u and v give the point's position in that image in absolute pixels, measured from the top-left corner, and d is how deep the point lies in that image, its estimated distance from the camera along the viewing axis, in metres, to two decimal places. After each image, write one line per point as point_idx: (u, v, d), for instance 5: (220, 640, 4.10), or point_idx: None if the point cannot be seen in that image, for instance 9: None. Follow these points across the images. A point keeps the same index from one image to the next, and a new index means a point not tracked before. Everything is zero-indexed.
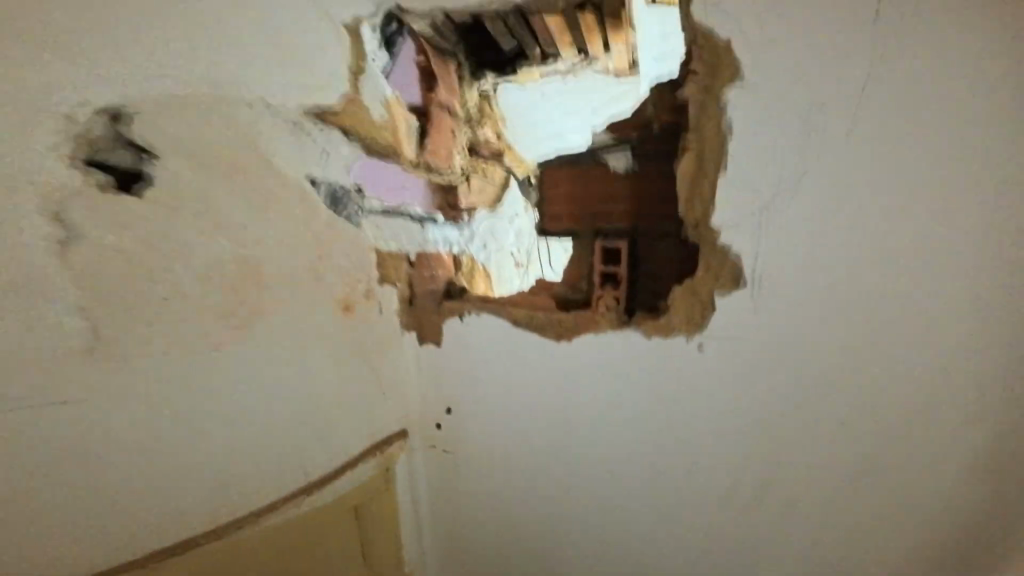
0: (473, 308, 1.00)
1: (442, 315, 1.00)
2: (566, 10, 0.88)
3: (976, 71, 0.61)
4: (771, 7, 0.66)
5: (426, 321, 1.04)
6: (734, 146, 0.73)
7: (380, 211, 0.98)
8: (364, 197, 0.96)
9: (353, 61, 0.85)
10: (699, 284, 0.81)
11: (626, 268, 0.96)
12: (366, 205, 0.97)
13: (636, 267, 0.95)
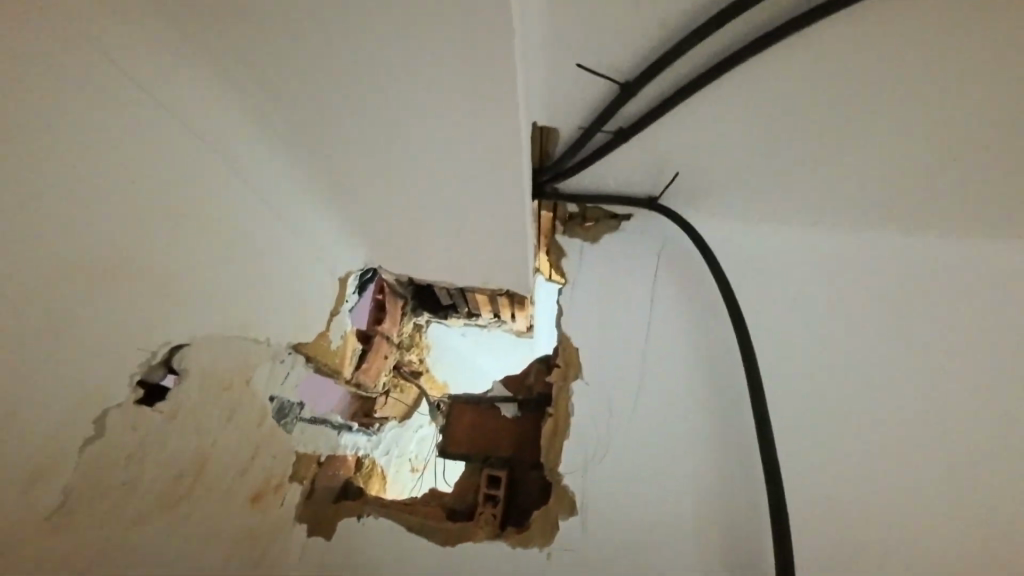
0: (370, 511, 1.05)
1: (335, 515, 1.06)
2: (489, 294, 1.42)
3: (685, 336, 1.25)
4: (585, 304, 1.32)
5: (322, 513, 1.06)
6: (574, 424, 1.16)
7: (308, 420, 1.10)
8: (302, 410, 1.04)
9: (336, 304, 1.13)
10: (563, 504, 1.09)
11: (505, 487, 1.16)
12: (299, 416, 1.04)
13: (515, 494, 1.16)
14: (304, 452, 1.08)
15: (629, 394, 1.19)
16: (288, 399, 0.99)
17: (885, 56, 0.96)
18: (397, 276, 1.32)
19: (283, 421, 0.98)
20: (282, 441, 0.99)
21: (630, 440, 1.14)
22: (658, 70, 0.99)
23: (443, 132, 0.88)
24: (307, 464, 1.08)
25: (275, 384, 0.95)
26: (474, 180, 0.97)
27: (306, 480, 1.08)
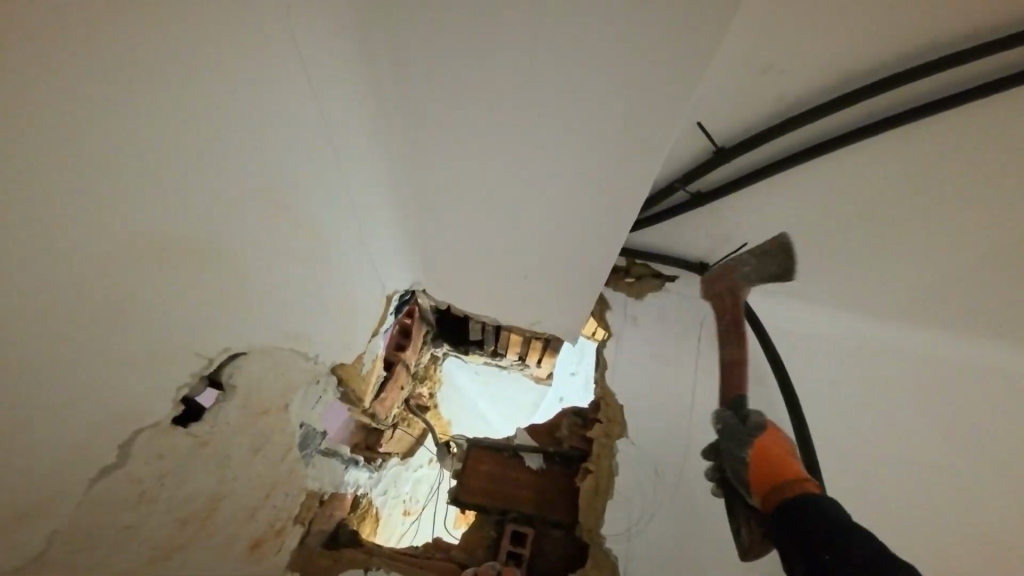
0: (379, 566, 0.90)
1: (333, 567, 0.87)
2: (525, 336, 1.32)
3: (731, 400, 1.22)
4: (632, 359, 1.27)
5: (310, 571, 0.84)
6: (615, 487, 1.10)
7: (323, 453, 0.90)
8: (323, 440, 0.88)
9: (376, 323, 1.01)
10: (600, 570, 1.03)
11: (529, 544, 1.10)
12: (321, 447, 0.87)
13: (536, 554, 1.10)
14: (310, 490, 0.86)
15: (680, 453, 1.15)
16: (313, 427, 0.82)
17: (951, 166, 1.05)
18: (436, 301, 1.20)
19: (303, 454, 0.80)
20: (299, 480, 0.81)
21: (683, 499, 1.11)
22: (757, 143, 1.03)
23: (559, 173, 0.86)
24: (311, 503, 0.87)
25: (306, 410, 0.79)
26: (570, 222, 0.94)
27: (304, 522, 0.85)
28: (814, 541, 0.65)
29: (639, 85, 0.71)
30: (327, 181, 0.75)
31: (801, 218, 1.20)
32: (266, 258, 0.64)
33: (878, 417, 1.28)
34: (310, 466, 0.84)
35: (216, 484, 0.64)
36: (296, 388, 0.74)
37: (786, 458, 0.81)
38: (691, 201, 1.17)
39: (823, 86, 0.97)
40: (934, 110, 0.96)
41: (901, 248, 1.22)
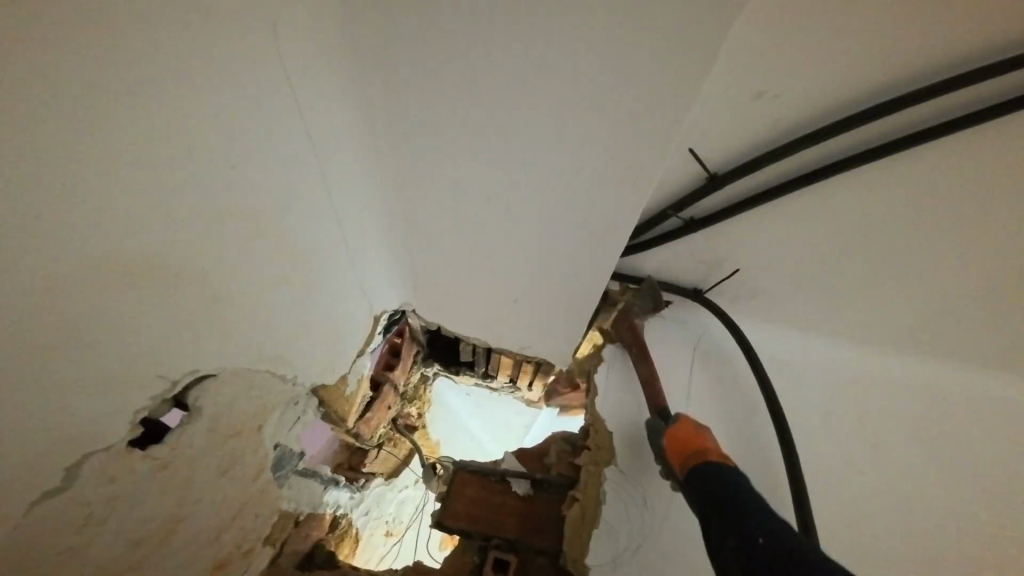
0: None
1: None
2: (515, 359, 1.30)
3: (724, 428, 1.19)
4: (624, 385, 1.25)
5: None
6: (603, 517, 1.07)
7: (300, 473, 0.89)
8: (301, 460, 0.86)
9: (362, 342, 1.00)
10: None
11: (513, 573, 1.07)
12: (297, 467, 0.85)
13: None
14: (284, 511, 0.84)
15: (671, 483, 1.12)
16: (290, 447, 0.80)
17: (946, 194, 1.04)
18: (426, 322, 1.19)
19: (277, 474, 0.79)
20: (271, 501, 0.79)
21: (674, 531, 1.07)
22: (749, 170, 1.04)
23: (551, 198, 0.86)
24: (284, 524, 0.85)
25: (282, 428, 0.77)
26: (562, 245, 0.94)
27: (275, 544, 0.84)
28: (731, 526, 0.70)
29: (632, 111, 0.72)
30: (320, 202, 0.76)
31: (794, 245, 1.19)
32: (257, 278, 0.64)
33: (872, 448, 1.25)
34: (284, 486, 0.82)
35: (184, 503, 0.61)
36: (274, 407, 0.73)
37: (696, 436, 0.93)
38: (685, 226, 1.17)
39: (814, 113, 0.98)
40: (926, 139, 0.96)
41: (896, 276, 1.20)
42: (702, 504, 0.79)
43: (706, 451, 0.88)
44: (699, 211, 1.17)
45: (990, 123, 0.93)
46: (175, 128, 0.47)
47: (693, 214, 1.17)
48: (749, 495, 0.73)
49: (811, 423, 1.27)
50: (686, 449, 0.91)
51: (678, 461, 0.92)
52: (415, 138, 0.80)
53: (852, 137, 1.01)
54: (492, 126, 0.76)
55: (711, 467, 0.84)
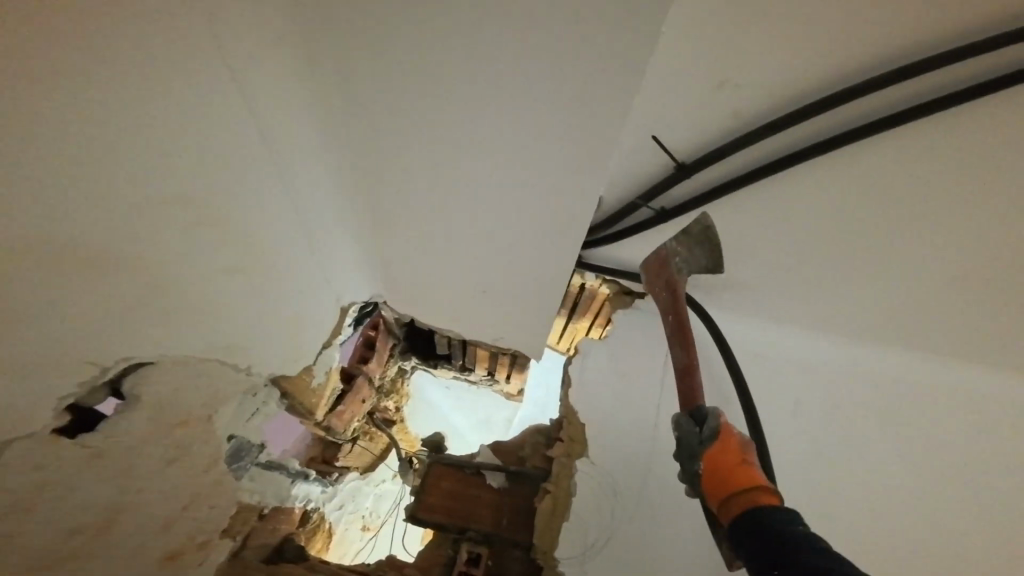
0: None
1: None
2: (491, 351, 1.30)
3: None
4: (599, 378, 1.24)
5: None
6: (572, 508, 1.07)
7: (264, 466, 0.88)
8: (263, 451, 0.85)
9: (330, 333, 0.99)
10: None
11: (486, 565, 1.07)
12: (259, 458, 0.85)
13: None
14: (246, 503, 0.84)
15: (644, 474, 1.12)
16: (248, 439, 0.80)
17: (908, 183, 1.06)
18: (398, 313, 1.19)
19: (234, 465, 0.78)
20: (229, 494, 0.79)
21: (646, 521, 1.07)
22: (718, 158, 1.05)
23: (513, 187, 0.85)
24: (247, 516, 0.84)
25: (239, 421, 0.77)
26: (530, 236, 0.93)
27: (239, 537, 0.83)
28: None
29: (589, 97, 0.70)
30: (277, 189, 0.75)
31: (765, 235, 1.20)
32: (205, 266, 0.63)
33: (838, 434, 1.27)
34: (244, 478, 0.82)
35: (128, 493, 0.60)
36: (229, 396, 0.73)
37: (742, 467, 0.79)
38: (657, 216, 1.17)
39: (779, 101, 0.99)
40: (887, 126, 0.97)
41: (864, 264, 1.21)
42: (763, 560, 0.65)
43: (757, 489, 0.75)
44: (669, 201, 1.17)
45: (949, 109, 0.95)
46: (105, 109, 0.46)
47: (663, 205, 1.18)
48: (837, 559, 0.60)
49: (783, 411, 1.28)
50: (730, 484, 0.77)
51: (717, 497, 0.78)
52: (374, 126, 0.79)
53: (817, 124, 1.02)
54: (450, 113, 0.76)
55: (769, 512, 0.70)
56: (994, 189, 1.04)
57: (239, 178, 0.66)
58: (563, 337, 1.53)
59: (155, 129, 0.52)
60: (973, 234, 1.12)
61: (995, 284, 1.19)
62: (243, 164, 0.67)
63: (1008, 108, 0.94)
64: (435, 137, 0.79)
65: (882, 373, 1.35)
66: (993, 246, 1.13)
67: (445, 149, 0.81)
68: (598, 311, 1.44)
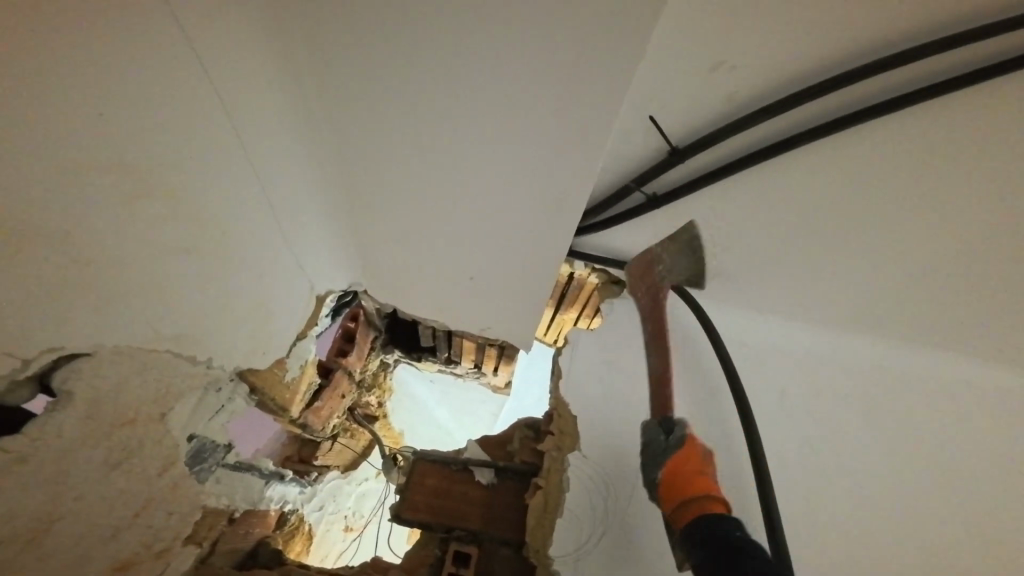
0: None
1: None
2: (478, 343, 1.25)
3: (686, 410, 1.17)
4: (590, 369, 1.21)
5: None
6: (565, 504, 1.03)
7: (232, 467, 0.81)
8: (229, 452, 0.79)
9: (304, 324, 0.92)
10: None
11: (475, 565, 1.02)
12: (225, 459, 0.78)
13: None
14: (214, 507, 0.77)
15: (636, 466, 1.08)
16: (211, 439, 0.73)
17: (896, 169, 1.05)
18: (380, 304, 1.12)
19: (195, 467, 0.71)
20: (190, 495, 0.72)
21: (639, 515, 1.04)
22: (712, 142, 1.01)
23: (500, 167, 0.79)
24: (213, 522, 0.78)
25: (199, 418, 0.70)
26: (517, 221, 0.87)
27: (206, 543, 0.76)
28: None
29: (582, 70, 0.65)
30: (239, 168, 0.68)
31: (755, 222, 1.17)
32: (153, 248, 0.56)
33: (824, 423, 1.27)
34: (208, 481, 0.75)
35: (66, 503, 0.53)
36: (186, 391, 0.66)
37: (698, 479, 0.84)
38: (648, 203, 1.13)
39: (773, 83, 0.96)
40: (880, 112, 0.96)
41: (851, 253, 1.20)
42: (710, 565, 0.69)
43: (708, 499, 0.79)
44: (660, 187, 1.13)
45: (938, 97, 0.94)
46: (16, 54, 0.38)
47: (653, 191, 1.14)
48: (772, 572, 0.63)
49: (771, 401, 1.27)
50: (685, 491, 0.82)
51: (671, 502, 0.83)
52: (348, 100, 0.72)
53: (813, 108, 0.99)
54: (432, 87, 0.69)
55: (719, 521, 0.74)
56: (978, 178, 1.04)
57: (191, 153, 0.58)
58: (550, 329, 1.50)
59: (78, 89, 0.44)
60: (957, 223, 1.12)
61: (981, 274, 1.19)
62: (197, 138, 0.59)
63: (994, 96, 0.94)
64: (414, 112, 0.72)
65: (867, 362, 1.35)
66: (976, 236, 1.13)
67: (426, 126, 0.74)
68: (586, 302, 1.40)
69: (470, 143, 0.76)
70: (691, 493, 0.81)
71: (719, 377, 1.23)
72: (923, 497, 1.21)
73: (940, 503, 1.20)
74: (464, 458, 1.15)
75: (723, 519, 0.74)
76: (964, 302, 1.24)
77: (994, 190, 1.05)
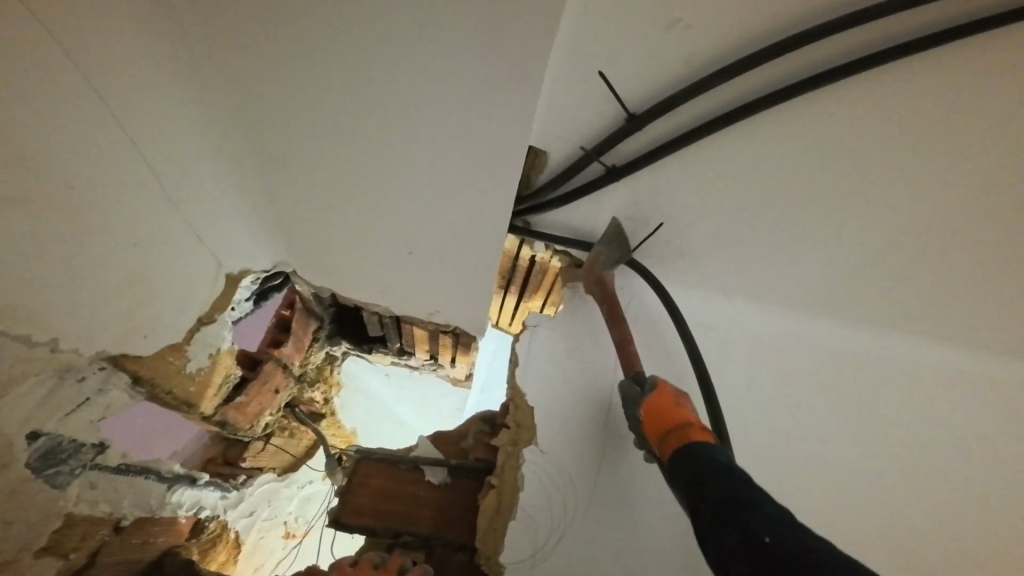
0: None
1: None
2: (429, 331, 1.14)
3: None
4: (551, 355, 1.10)
5: None
6: (520, 504, 0.93)
7: (113, 471, 0.74)
8: (103, 453, 0.72)
9: (212, 308, 0.81)
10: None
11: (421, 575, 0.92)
12: (97, 463, 0.71)
13: None
14: (85, 515, 0.71)
15: (597, 460, 1.00)
16: (70, 438, 0.66)
17: (864, 137, 0.98)
18: (316, 287, 1.00)
19: (48, 470, 0.64)
20: (37, 496, 0.64)
21: (602, 513, 0.95)
22: (670, 107, 0.92)
23: (423, 124, 0.69)
24: (84, 531, 0.71)
25: (49, 414, 0.63)
26: (451, 188, 0.77)
27: (77, 556, 0.70)
28: (727, 519, 0.60)
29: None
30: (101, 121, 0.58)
31: (722, 198, 1.10)
32: None
33: (796, 408, 1.20)
34: (72, 486, 0.68)
35: None
36: (21, 381, 0.58)
37: (676, 409, 0.82)
38: (608, 177, 1.04)
39: (735, 41, 0.87)
40: (845, 75, 0.89)
41: (821, 228, 1.13)
42: (696, 489, 0.67)
43: (688, 426, 0.78)
44: (620, 158, 1.04)
45: (903, 60, 0.88)
46: None
47: (612, 163, 1.05)
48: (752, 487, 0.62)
49: (743, 387, 1.20)
50: (668, 423, 0.80)
51: (656, 436, 0.81)
52: (235, 45, 0.61)
53: (779, 68, 0.91)
54: (331, 27, 0.59)
55: (700, 447, 0.73)
56: (942, 151, 0.99)
57: (15, 93, 0.48)
58: (514, 318, 1.42)
59: None
60: (921, 199, 1.07)
61: (944, 254, 1.15)
62: (24, 75, 0.48)
63: (967, 55, 0.87)
64: (310, 55, 0.62)
65: (839, 343, 1.30)
66: (940, 213, 1.09)
67: (328, 73, 0.64)
68: (551, 287, 1.30)
69: (383, 93, 0.66)
70: (672, 423, 0.79)
71: (683, 363, 1.16)
72: (887, 482, 1.17)
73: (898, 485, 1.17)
74: (414, 457, 1.04)
75: (703, 446, 0.73)
76: (935, 280, 1.19)
77: (957, 165, 1.01)
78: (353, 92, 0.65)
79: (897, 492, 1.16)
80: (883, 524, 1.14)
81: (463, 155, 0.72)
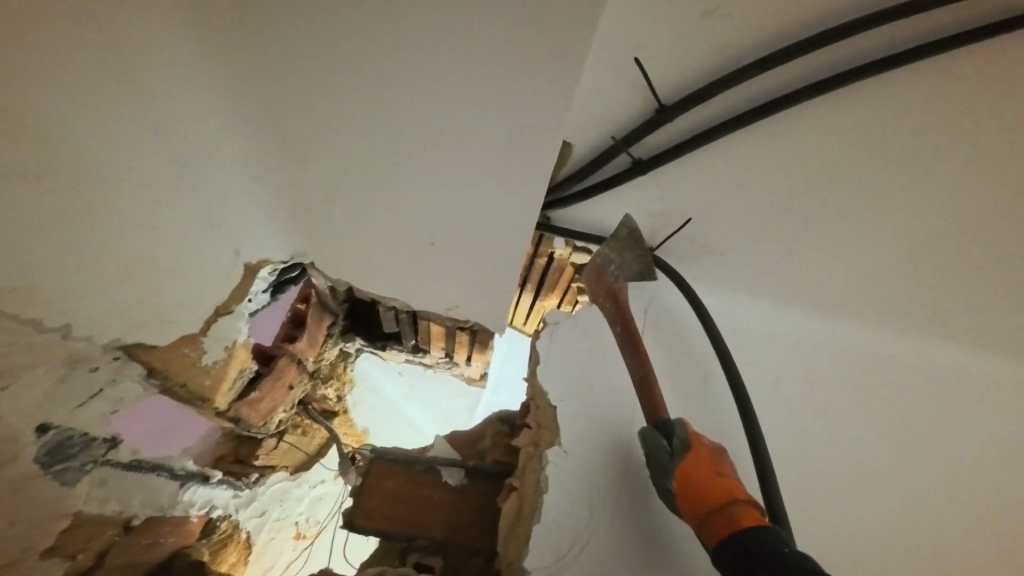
0: None
1: None
2: (446, 328, 1.11)
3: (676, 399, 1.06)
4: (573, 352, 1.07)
5: None
6: (543, 508, 0.89)
7: (124, 468, 0.72)
8: (113, 449, 0.70)
9: (228, 298, 0.77)
10: None
11: None
12: (106, 459, 0.70)
13: None
14: (93, 515, 0.70)
15: (621, 462, 0.96)
16: (80, 433, 0.65)
17: (904, 133, 0.94)
18: (333, 281, 0.97)
19: (55, 465, 0.63)
20: (46, 491, 0.63)
21: (628, 518, 0.91)
22: (703, 98, 0.89)
23: (451, 109, 0.66)
24: (90, 532, 0.70)
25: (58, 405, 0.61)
26: (479, 179, 0.74)
27: (83, 557, 0.69)
28: None
29: None
30: (116, 99, 0.55)
31: (753, 194, 1.06)
32: None
33: (819, 408, 1.16)
34: (81, 481, 0.67)
35: None
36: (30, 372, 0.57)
37: (719, 479, 0.72)
38: (633, 172, 1.01)
39: (774, 30, 0.84)
40: (886, 67, 0.85)
41: (854, 225, 1.09)
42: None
43: (734, 504, 0.68)
44: (646, 151, 1.00)
45: (951, 51, 0.84)
46: None
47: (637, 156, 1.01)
48: None
49: (767, 388, 1.16)
50: (710, 500, 0.70)
51: (695, 514, 0.70)
52: (260, 23, 0.58)
53: (818, 59, 0.88)
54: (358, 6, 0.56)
55: (760, 533, 0.64)
56: (988, 147, 0.95)
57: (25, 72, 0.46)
58: (530, 316, 1.38)
59: None
60: (963, 196, 1.02)
61: (986, 254, 1.10)
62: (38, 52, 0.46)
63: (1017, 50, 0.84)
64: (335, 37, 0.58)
65: (869, 343, 1.25)
66: (984, 211, 1.04)
67: (354, 57, 0.60)
68: (569, 286, 1.27)
69: (409, 77, 0.62)
70: (718, 501, 0.69)
71: (708, 363, 1.12)
72: (910, 484, 1.13)
73: (919, 486, 1.14)
74: (429, 459, 1.01)
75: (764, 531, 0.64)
76: (973, 281, 1.14)
77: (1003, 161, 0.96)
78: (380, 77, 0.62)
79: (921, 495, 1.13)
80: (915, 532, 1.09)
81: (492, 143, 0.69)
